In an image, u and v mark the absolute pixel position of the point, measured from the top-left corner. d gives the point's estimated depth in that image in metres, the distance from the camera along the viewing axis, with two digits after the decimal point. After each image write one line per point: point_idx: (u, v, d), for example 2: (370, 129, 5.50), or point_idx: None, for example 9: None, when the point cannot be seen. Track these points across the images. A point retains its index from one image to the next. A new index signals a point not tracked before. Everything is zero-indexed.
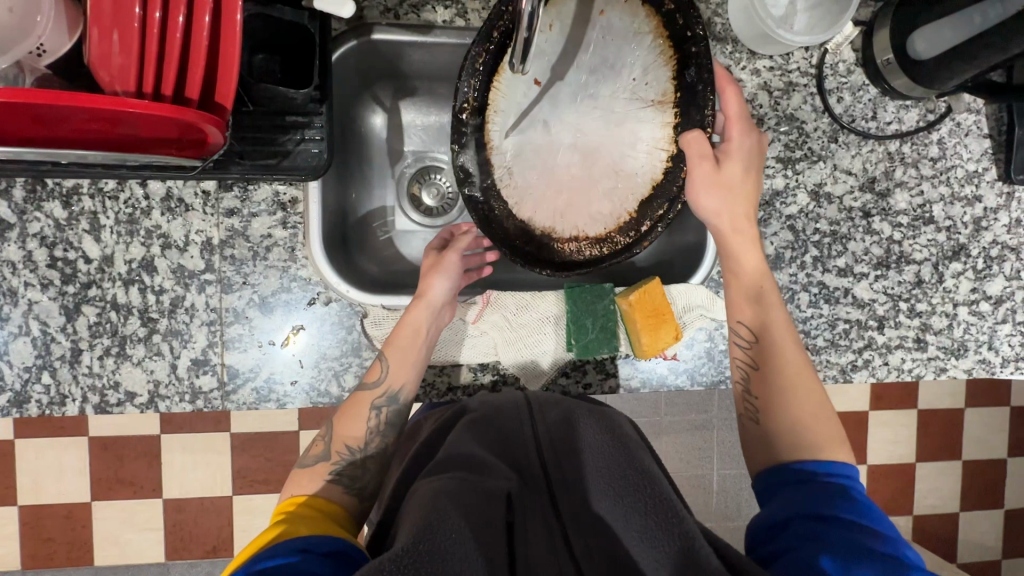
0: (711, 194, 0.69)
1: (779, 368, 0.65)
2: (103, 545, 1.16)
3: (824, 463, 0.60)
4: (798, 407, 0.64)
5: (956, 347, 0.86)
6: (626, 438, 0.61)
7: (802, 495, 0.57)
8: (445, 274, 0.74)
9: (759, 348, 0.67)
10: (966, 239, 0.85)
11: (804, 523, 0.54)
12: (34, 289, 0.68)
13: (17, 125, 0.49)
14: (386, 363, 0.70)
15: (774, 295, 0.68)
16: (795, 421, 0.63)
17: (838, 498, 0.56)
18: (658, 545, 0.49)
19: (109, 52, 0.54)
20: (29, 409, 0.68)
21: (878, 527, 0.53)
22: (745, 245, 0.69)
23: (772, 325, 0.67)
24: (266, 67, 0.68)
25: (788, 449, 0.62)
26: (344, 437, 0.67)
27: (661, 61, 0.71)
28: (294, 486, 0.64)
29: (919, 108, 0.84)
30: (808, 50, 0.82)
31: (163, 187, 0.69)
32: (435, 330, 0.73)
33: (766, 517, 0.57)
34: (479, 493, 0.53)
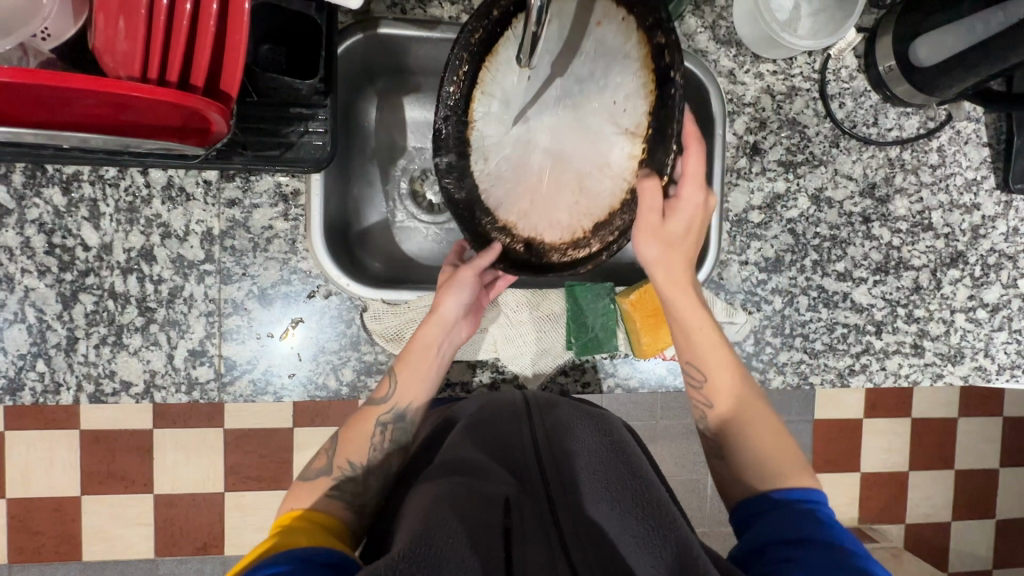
0: (653, 244, 0.66)
1: (727, 403, 0.68)
2: (93, 539, 1.15)
3: (790, 491, 0.61)
4: (752, 436, 0.66)
5: (952, 353, 0.86)
6: (625, 442, 0.61)
7: (774, 523, 0.57)
8: (459, 290, 0.71)
9: (710, 385, 0.68)
10: (964, 246, 0.86)
11: (779, 547, 0.53)
12: (31, 275, 0.67)
13: (16, 107, 0.49)
14: (396, 380, 0.70)
15: (713, 336, 0.68)
16: (749, 450, 0.65)
17: (806, 521, 0.56)
18: (654, 552, 0.47)
19: (115, 38, 0.54)
20: (22, 397, 0.68)
21: (848, 544, 0.53)
22: (687, 296, 0.68)
23: (714, 360, 0.68)
24: (271, 58, 0.67)
25: (749, 476, 0.64)
26: (348, 452, 0.67)
27: (642, 92, 0.68)
28: (292, 499, 0.62)
29: (920, 116, 0.84)
30: (811, 55, 0.83)
31: (163, 175, 0.69)
32: (448, 347, 0.72)
33: (743, 550, 0.57)
34: (477, 497, 0.52)
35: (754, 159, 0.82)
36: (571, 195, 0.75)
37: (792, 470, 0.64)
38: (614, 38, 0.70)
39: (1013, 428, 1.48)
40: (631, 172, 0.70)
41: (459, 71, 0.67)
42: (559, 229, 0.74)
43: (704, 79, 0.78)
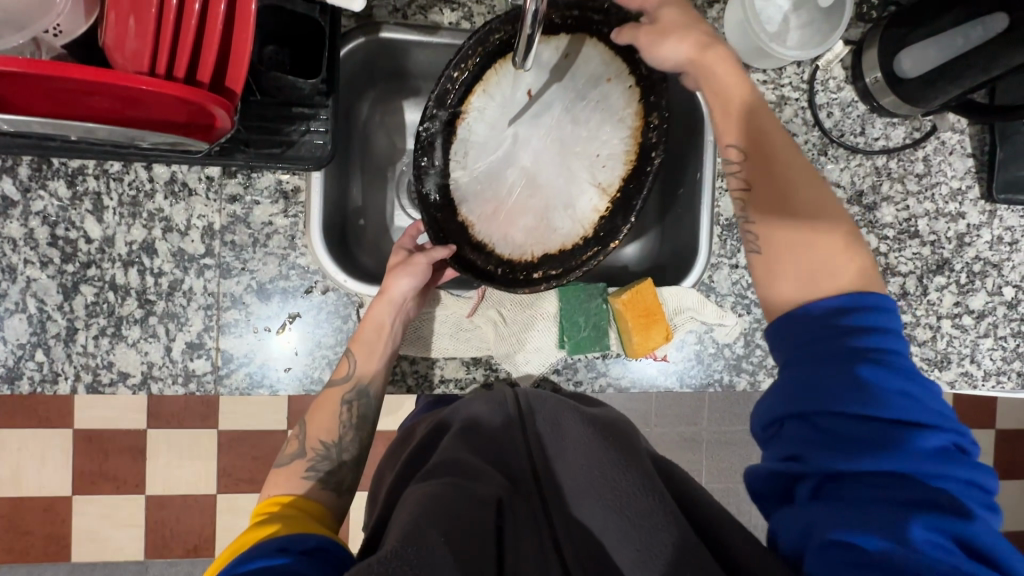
0: (667, 46, 0.65)
1: (774, 188, 0.59)
2: (83, 540, 1.15)
3: (845, 295, 0.53)
4: (802, 220, 0.57)
5: (939, 359, 0.88)
6: (617, 440, 0.62)
7: (810, 385, 0.50)
8: (411, 273, 0.72)
9: (752, 165, 0.61)
10: (949, 253, 0.88)
11: (806, 434, 0.50)
12: (33, 266, 0.68)
13: (25, 98, 0.51)
14: (353, 358, 0.70)
15: (755, 113, 0.63)
16: (797, 238, 0.57)
17: (845, 391, 0.49)
18: (632, 545, 0.51)
19: (126, 34, 0.55)
20: (21, 386, 0.68)
21: (890, 424, 0.48)
22: (724, 72, 0.64)
23: (760, 141, 0.61)
24: (276, 58, 0.69)
25: (800, 274, 0.56)
26: (318, 432, 0.68)
27: (624, 156, 0.73)
28: (271, 486, 0.64)
29: (906, 126, 0.87)
30: (800, 66, 0.85)
31: (167, 171, 0.70)
32: (402, 326, 0.73)
33: (766, 411, 0.54)
34: (466, 496, 0.51)
35: None
36: (529, 220, 0.78)
37: (844, 262, 0.55)
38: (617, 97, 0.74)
39: (1006, 441, 1.49)
40: (591, 222, 0.75)
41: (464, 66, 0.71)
42: (512, 246, 0.77)
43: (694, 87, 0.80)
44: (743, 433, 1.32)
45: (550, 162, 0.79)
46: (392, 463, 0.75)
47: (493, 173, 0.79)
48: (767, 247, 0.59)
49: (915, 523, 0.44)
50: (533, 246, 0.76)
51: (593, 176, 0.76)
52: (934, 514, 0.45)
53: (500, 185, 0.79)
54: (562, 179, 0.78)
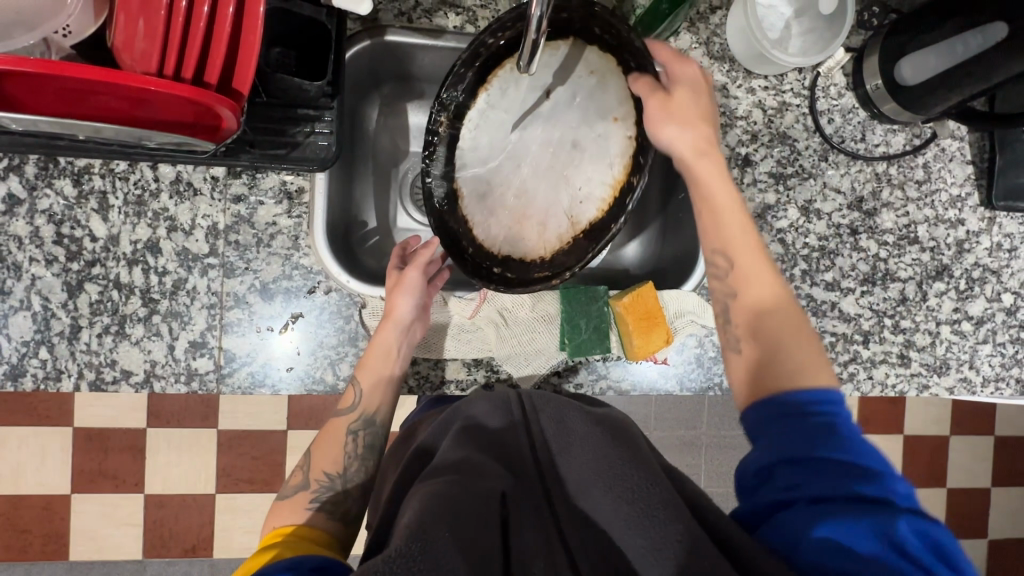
0: (669, 126, 0.64)
1: (755, 295, 0.62)
2: (81, 538, 1.15)
3: (816, 389, 0.57)
4: (779, 331, 0.61)
5: (938, 365, 0.88)
6: (618, 435, 0.62)
7: (791, 436, 0.54)
8: (408, 291, 0.73)
9: (737, 272, 0.63)
10: (949, 259, 0.88)
11: (790, 471, 0.52)
12: (38, 264, 0.68)
13: (35, 98, 0.51)
14: (358, 388, 0.71)
15: (744, 224, 0.63)
16: (776, 348, 0.60)
17: (819, 432, 0.53)
18: (645, 532, 0.49)
19: (134, 36, 0.56)
20: (24, 383, 0.69)
21: (863, 461, 0.52)
22: (713, 175, 0.64)
23: (745, 252, 0.63)
24: (281, 61, 0.69)
25: (772, 375, 0.59)
26: (321, 465, 0.68)
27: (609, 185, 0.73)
28: (273, 519, 0.63)
29: (906, 133, 0.87)
30: (801, 72, 0.86)
31: (172, 170, 0.71)
32: (406, 349, 0.73)
33: (751, 465, 0.56)
34: (474, 495, 0.51)
35: (745, 170, 0.85)
36: (510, 227, 0.77)
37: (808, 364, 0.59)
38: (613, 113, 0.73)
39: (1005, 448, 1.49)
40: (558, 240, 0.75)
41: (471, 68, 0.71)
42: (488, 230, 0.76)
43: None
44: (742, 437, 1.32)
45: (550, 170, 0.77)
46: (396, 462, 0.76)
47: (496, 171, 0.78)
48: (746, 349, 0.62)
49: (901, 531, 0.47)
50: (500, 245, 0.76)
51: (568, 203, 0.75)
52: (914, 521, 0.48)
53: (502, 186, 0.78)
54: (545, 193, 0.77)
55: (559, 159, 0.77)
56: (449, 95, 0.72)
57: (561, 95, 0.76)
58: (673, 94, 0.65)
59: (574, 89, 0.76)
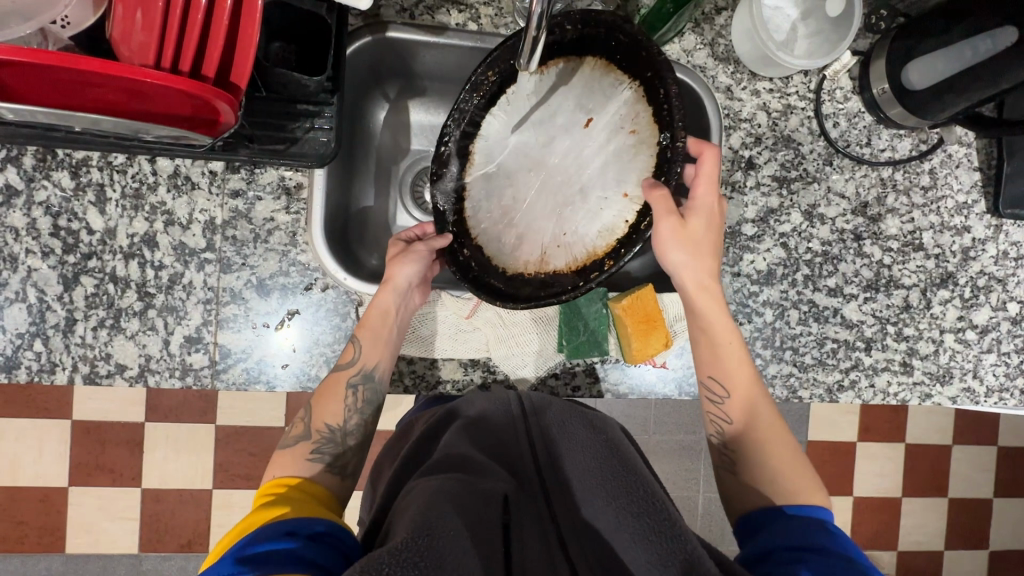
0: (677, 249, 0.68)
1: (747, 424, 0.67)
2: (76, 532, 1.14)
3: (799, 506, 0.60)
4: (767, 460, 0.65)
5: (942, 373, 0.87)
6: (619, 442, 0.60)
7: (786, 532, 0.55)
8: (411, 261, 0.73)
9: (733, 401, 0.68)
10: (954, 266, 0.87)
11: (785, 554, 0.52)
12: (34, 256, 0.68)
13: (29, 86, 0.51)
14: (358, 344, 0.69)
15: (739, 361, 0.69)
16: (769, 476, 0.64)
17: (819, 526, 0.57)
18: (650, 548, 0.47)
19: (132, 28, 0.56)
20: (18, 375, 0.68)
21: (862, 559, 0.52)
22: (712, 309, 0.69)
23: (740, 383, 0.68)
24: (282, 55, 0.69)
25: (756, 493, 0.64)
26: (322, 417, 0.66)
27: (609, 233, 0.73)
28: (273, 468, 0.63)
29: (912, 138, 0.86)
30: (807, 75, 0.85)
31: (171, 164, 0.70)
32: (405, 313, 0.73)
33: (751, 553, 0.56)
34: (476, 495, 0.51)
35: (748, 173, 0.84)
36: (494, 228, 0.77)
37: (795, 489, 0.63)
38: (629, 153, 0.73)
39: (1008, 459, 1.48)
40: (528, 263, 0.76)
41: (501, 65, 0.71)
42: (482, 216, 0.77)
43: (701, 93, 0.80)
44: None
45: (552, 198, 0.77)
46: (390, 458, 0.75)
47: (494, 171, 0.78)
48: (736, 467, 0.66)
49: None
50: (478, 232, 0.77)
51: (546, 241, 0.76)
52: None
53: (501, 187, 0.78)
54: (538, 211, 0.78)
55: (565, 193, 0.77)
56: (482, 76, 0.71)
57: (597, 133, 0.75)
58: (688, 220, 0.68)
59: (613, 136, 0.75)
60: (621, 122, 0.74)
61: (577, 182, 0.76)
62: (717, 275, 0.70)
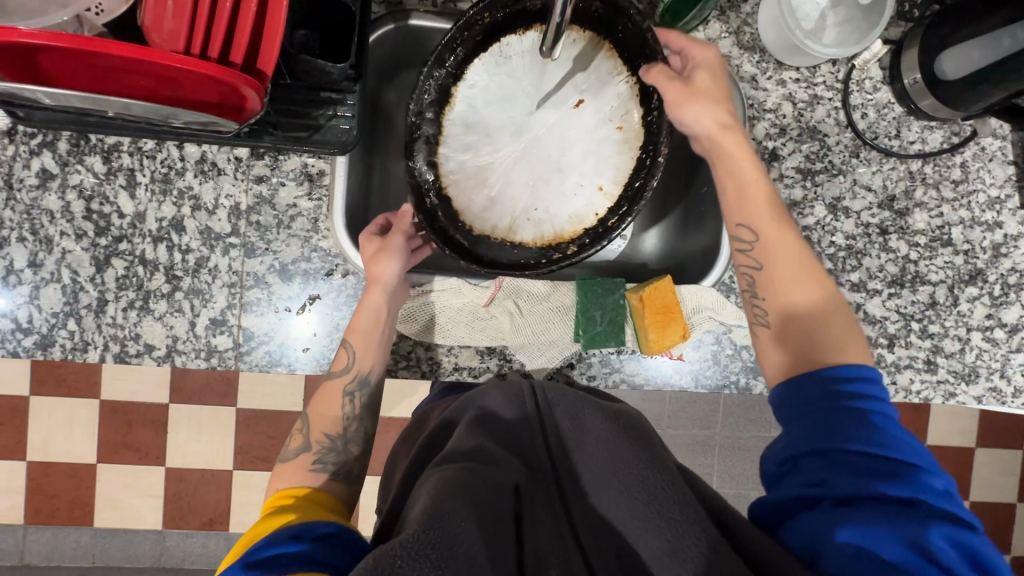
0: (694, 107, 0.66)
1: (782, 262, 0.63)
2: (105, 507, 1.19)
3: (846, 366, 0.57)
4: (803, 310, 0.61)
5: (967, 372, 0.85)
6: (642, 438, 0.59)
7: (818, 425, 0.54)
8: (392, 256, 0.71)
9: (763, 244, 0.64)
10: (983, 263, 0.85)
11: (815, 461, 0.53)
12: (68, 238, 0.70)
13: (67, 72, 0.53)
14: (351, 349, 0.70)
15: (764, 200, 0.65)
16: (812, 331, 0.60)
17: (851, 426, 0.53)
18: (662, 534, 0.48)
19: (163, 16, 0.57)
20: (52, 352, 0.71)
21: (895, 457, 0.51)
22: (739, 150, 0.66)
23: (768, 224, 0.64)
24: (306, 43, 0.70)
25: (805, 349, 0.60)
26: (322, 426, 0.68)
27: (579, 218, 0.78)
28: (278, 481, 0.64)
29: (944, 130, 0.84)
30: (835, 65, 0.83)
31: (198, 150, 0.72)
32: (393, 314, 0.72)
33: (778, 451, 0.56)
34: (490, 485, 0.49)
35: (772, 165, 0.82)
36: (466, 184, 0.78)
37: (840, 342, 0.59)
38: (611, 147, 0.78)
39: None
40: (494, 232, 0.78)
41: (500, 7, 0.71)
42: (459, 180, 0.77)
43: None
44: (759, 440, 1.30)
45: (528, 171, 0.80)
46: (406, 449, 0.74)
47: (488, 150, 0.79)
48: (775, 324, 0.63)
49: (933, 540, 0.46)
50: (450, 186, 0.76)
51: (517, 210, 0.79)
52: (949, 530, 0.46)
53: (511, 171, 0.80)
54: (519, 185, 0.80)
55: (544, 169, 0.80)
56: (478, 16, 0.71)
57: (585, 116, 0.79)
58: (693, 80, 0.68)
59: (599, 128, 0.78)
60: (609, 116, 0.77)
61: (556, 161, 0.80)
62: (738, 116, 0.68)
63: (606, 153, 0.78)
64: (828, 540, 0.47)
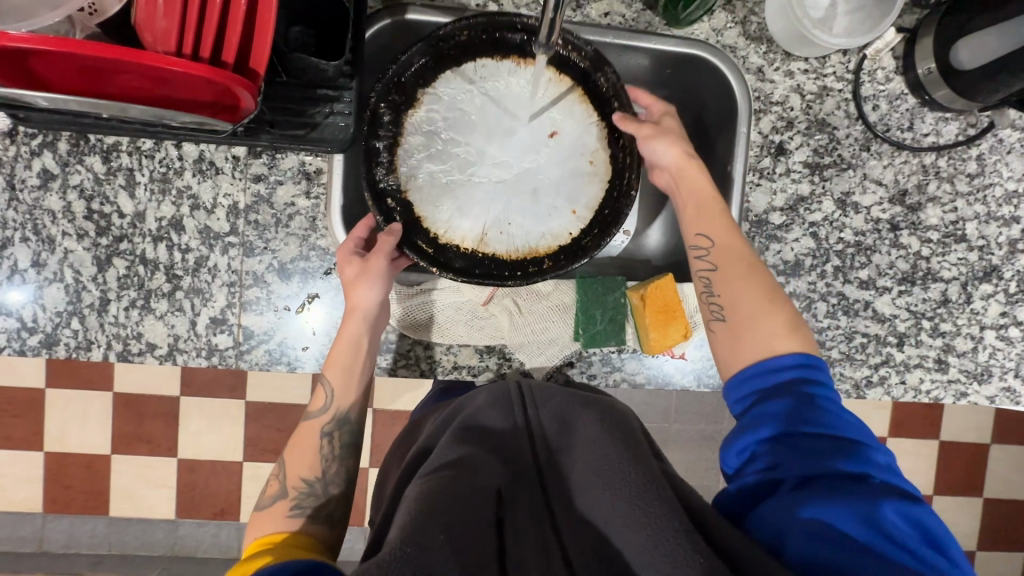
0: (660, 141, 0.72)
1: (740, 262, 0.66)
2: (118, 498, 1.21)
3: (789, 355, 0.60)
4: (755, 303, 0.64)
5: (979, 371, 0.83)
6: (637, 440, 0.56)
7: (774, 413, 0.57)
8: (372, 283, 0.68)
9: (719, 248, 0.68)
10: (999, 259, 0.82)
11: (774, 450, 0.55)
12: (70, 238, 0.71)
13: (62, 75, 0.53)
14: (328, 386, 0.68)
15: (718, 211, 0.69)
16: (760, 322, 0.62)
17: (806, 411, 0.56)
18: (641, 528, 0.47)
19: (153, 15, 0.56)
20: (57, 351, 0.72)
21: (844, 436, 0.55)
22: (695, 176, 0.72)
23: (722, 231, 0.68)
24: (301, 40, 0.69)
25: (754, 340, 0.62)
26: (300, 471, 0.65)
27: (550, 236, 0.78)
28: (257, 531, 0.61)
29: (959, 122, 0.81)
30: (846, 54, 0.80)
31: (195, 149, 0.72)
32: (373, 341, 0.71)
33: (738, 442, 0.58)
34: (471, 491, 0.49)
35: (778, 159, 0.80)
36: (430, 191, 0.76)
37: (784, 329, 0.62)
38: (582, 176, 0.79)
39: None
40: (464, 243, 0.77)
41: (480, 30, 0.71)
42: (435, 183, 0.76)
43: (730, 75, 0.78)
44: None
45: (499, 191, 0.79)
46: (402, 454, 0.75)
47: (467, 161, 0.78)
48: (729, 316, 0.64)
49: (883, 515, 0.49)
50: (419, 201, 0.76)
51: (488, 221, 0.78)
52: (898, 504, 0.50)
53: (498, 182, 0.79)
54: (490, 201, 0.78)
55: (516, 190, 0.79)
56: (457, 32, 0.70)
57: (560, 146, 0.79)
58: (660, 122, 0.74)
59: (573, 157, 0.79)
60: (582, 148, 0.79)
61: (528, 183, 0.79)
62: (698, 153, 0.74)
63: (578, 181, 0.79)
64: (794, 528, 0.49)
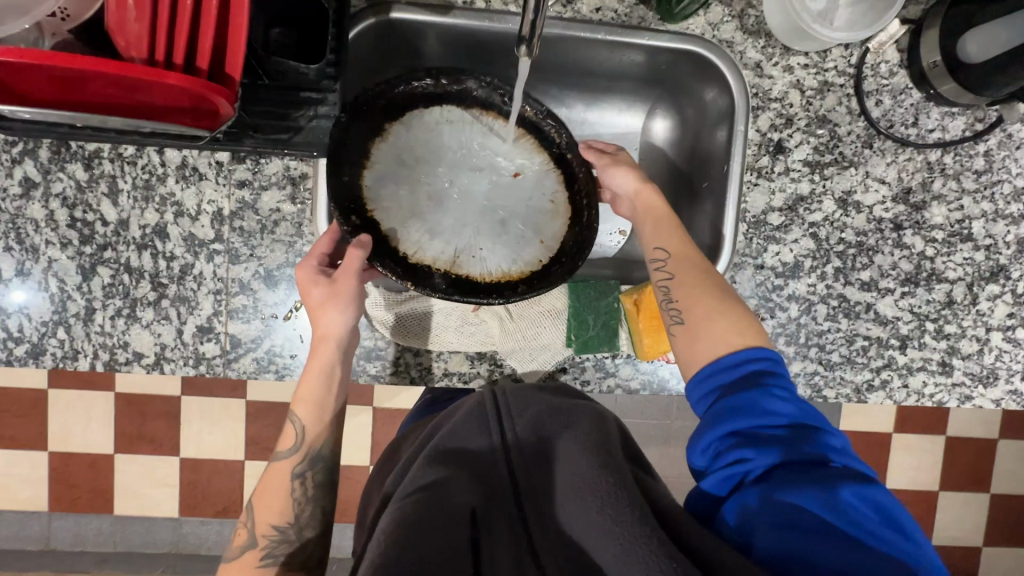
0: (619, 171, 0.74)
1: (696, 262, 0.66)
2: (120, 498, 1.22)
3: (739, 351, 0.60)
4: (710, 302, 0.63)
5: (985, 374, 0.80)
6: (612, 448, 0.54)
7: (734, 408, 0.55)
8: (341, 306, 0.66)
9: (676, 257, 0.67)
10: (1006, 259, 0.80)
11: (738, 449, 0.54)
12: (54, 247, 0.70)
13: (37, 86, 0.51)
14: (298, 422, 0.67)
15: (675, 223, 0.70)
16: (713, 321, 0.62)
17: (764, 403, 0.55)
18: (614, 537, 0.46)
19: (125, 19, 0.55)
20: (44, 361, 0.71)
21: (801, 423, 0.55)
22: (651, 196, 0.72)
23: (676, 240, 0.68)
24: (282, 42, 0.67)
25: (710, 338, 0.62)
26: (268, 518, 0.64)
27: (521, 262, 0.77)
28: None
29: (966, 116, 0.78)
30: (848, 48, 0.77)
31: (178, 155, 0.71)
32: (343, 370, 0.69)
33: (701, 444, 0.56)
34: (440, 515, 0.47)
35: (777, 158, 0.78)
36: (400, 209, 0.76)
37: (737, 326, 0.62)
38: (547, 209, 0.80)
39: None
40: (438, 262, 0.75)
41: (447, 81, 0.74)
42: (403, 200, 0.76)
43: (730, 73, 0.75)
44: None
45: (466, 220, 0.79)
46: (381, 478, 0.73)
47: (434, 194, 0.79)
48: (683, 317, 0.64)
49: (846, 500, 0.49)
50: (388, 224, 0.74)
51: (459, 247, 0.77)
52: (859, 485, 0.50)
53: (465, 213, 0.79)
54: (457, 229, 0.78)
55: (482, 221, 0.79)
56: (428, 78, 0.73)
57: (524, 181, 0.80)
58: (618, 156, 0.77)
59: (536, 193, 0.80)
60: (544, 185, 0.80)
61: (494, 215, 0.80)
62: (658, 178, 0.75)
63: (543, 214, 0.80)
64: (773, 538, 0.48)
